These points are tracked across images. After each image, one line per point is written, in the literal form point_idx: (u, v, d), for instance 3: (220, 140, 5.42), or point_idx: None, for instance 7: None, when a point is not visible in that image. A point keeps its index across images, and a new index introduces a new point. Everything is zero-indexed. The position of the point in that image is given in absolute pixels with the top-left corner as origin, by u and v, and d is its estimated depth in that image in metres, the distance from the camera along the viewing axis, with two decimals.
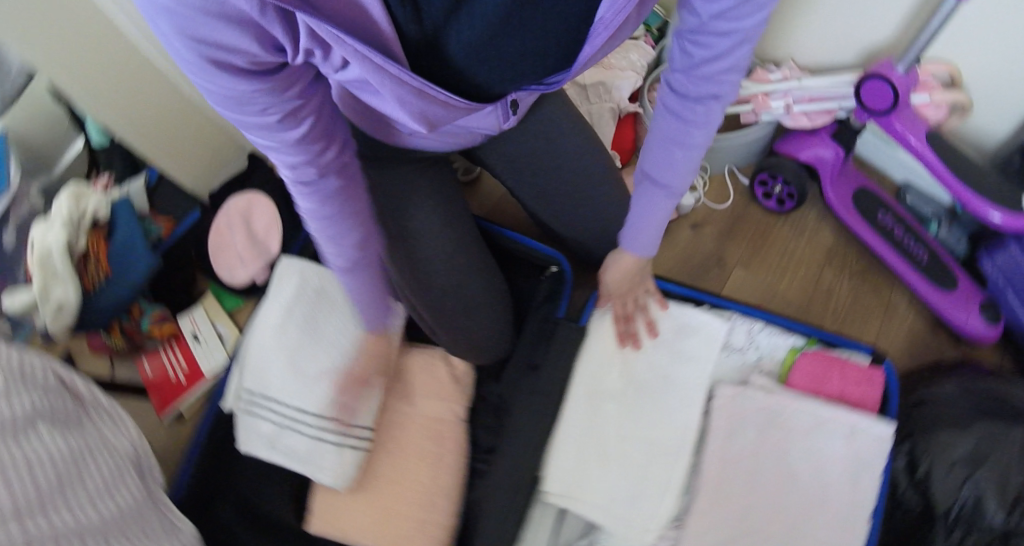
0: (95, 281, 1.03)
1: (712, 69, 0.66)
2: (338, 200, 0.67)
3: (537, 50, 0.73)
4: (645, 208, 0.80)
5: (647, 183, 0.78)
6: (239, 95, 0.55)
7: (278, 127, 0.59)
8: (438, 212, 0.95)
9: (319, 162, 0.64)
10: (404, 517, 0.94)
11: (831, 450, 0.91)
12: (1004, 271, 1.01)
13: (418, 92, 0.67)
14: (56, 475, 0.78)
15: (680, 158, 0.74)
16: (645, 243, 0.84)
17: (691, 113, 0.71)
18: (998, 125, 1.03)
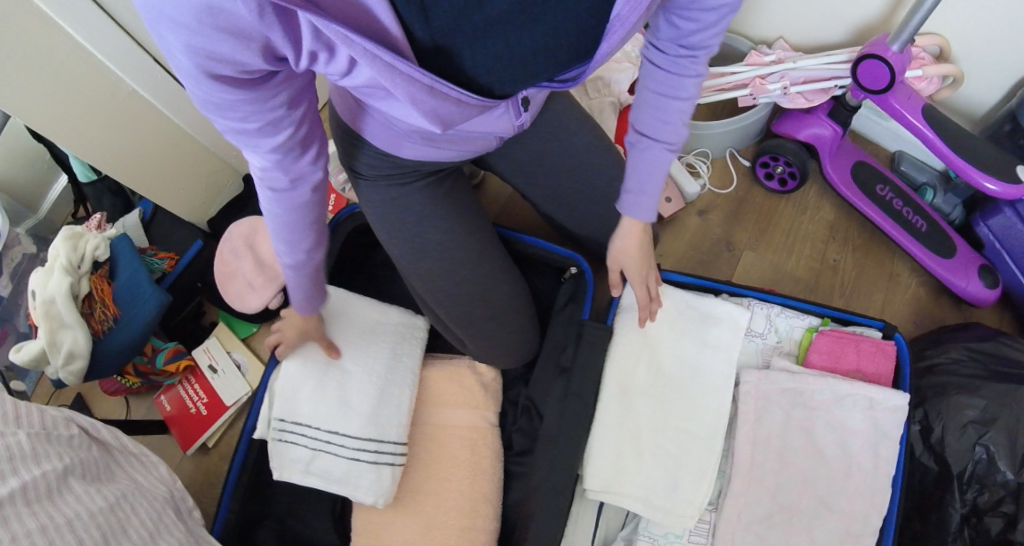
0: (104, 324, 1.01)
1: (700, 38, 0.70)
2: (301, 206, 0.68)
3: (554, 58, 0.68)
4: (638, 169, 0.80)
5: (641, 142, 0.79)
6: (224, 102, 0.53)
7: (258, 134, 0.57)
8: (459, 225, 0.95)
9: (293, 169, 0.63)
10: (448, 527, 0.95)
11: (853, 423, 0.94)
12: (999, 234, 1.04)
13: (431, 90, 0.61)
14: (100, 529, 0.76)
15: (673, 117, 0.77)
16: (646, 210, 0.83)
17: (681, 67, 0.73)
18: (987, 92, 1.05)
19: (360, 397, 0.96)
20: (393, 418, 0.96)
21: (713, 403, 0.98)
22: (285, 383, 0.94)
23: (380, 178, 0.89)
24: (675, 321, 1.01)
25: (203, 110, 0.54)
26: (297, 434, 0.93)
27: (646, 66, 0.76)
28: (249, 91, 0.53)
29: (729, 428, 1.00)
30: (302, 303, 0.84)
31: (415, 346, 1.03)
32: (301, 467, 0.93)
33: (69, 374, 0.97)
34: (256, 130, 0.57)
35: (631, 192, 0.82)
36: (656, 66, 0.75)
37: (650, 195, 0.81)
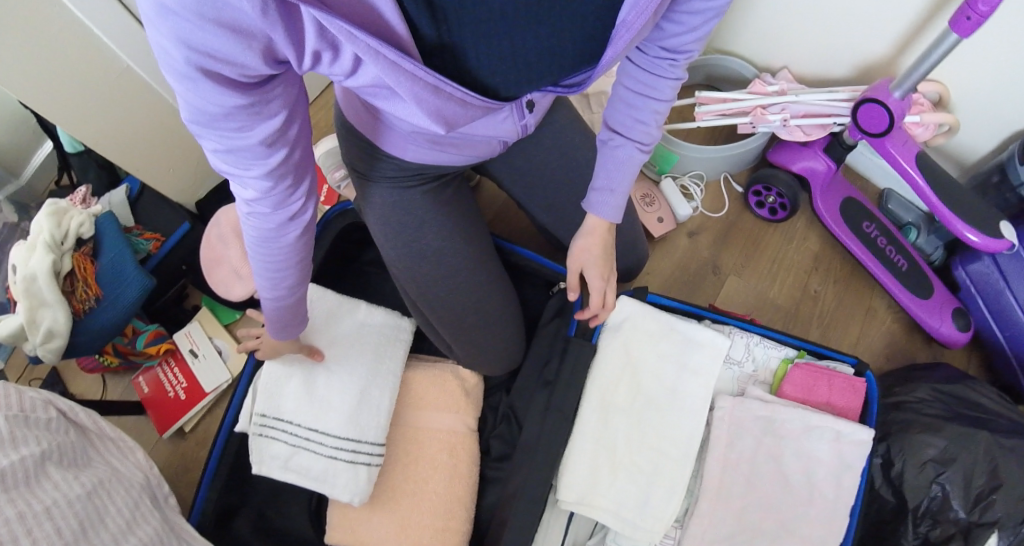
0: (86, 304, 0.98)
1: (680, 41, 0.73)
2: (285, 231, 0.65)
3: (560, 60, 0.66)
4: (608, 166, 0.82)
5: (613, 138, 0.81)
6: (219, 113, 0.50)
7: (249, 152, 0.55)
8: (459, 232, 0.95)
9: (281, 190, 0.60)
10: (423, 528, 0.97)
11: (820, 454, 0.98)
12: (976, 280, 1.08)
13: (435, 89, 0.59)
14: (78, 517, 0.76)
15: (646, 116, 0.78)
16: (611, 209, 0.83)
17: (661, 69, 0.75)
18: (978, 140, 1.07)
19: (343, 397, 0.97)
20: (375, 419, 0.98)
21: (687, 425, 1.01)
22: (269, 378, 0.96)
23: (384, 181, 0.90)
24: (658, 342, 1.04)
25: (194, 122, 0.51)
26: (275, 430, 0.95)
27: (626, 67, 0.78)
28: (245, 102, 0.51)
29: (701, 449, 1.02)
30: (277, 329, 0.81)
31: (401, 347, 1.04)
32: (279, 465, 0.94)
33: (47, 353, 0.95)
34: (247, 147, 0.55)
35: (597, 190, 0.83)
36: (637, 67, 0.77)
37: (616, 193, 0.81)
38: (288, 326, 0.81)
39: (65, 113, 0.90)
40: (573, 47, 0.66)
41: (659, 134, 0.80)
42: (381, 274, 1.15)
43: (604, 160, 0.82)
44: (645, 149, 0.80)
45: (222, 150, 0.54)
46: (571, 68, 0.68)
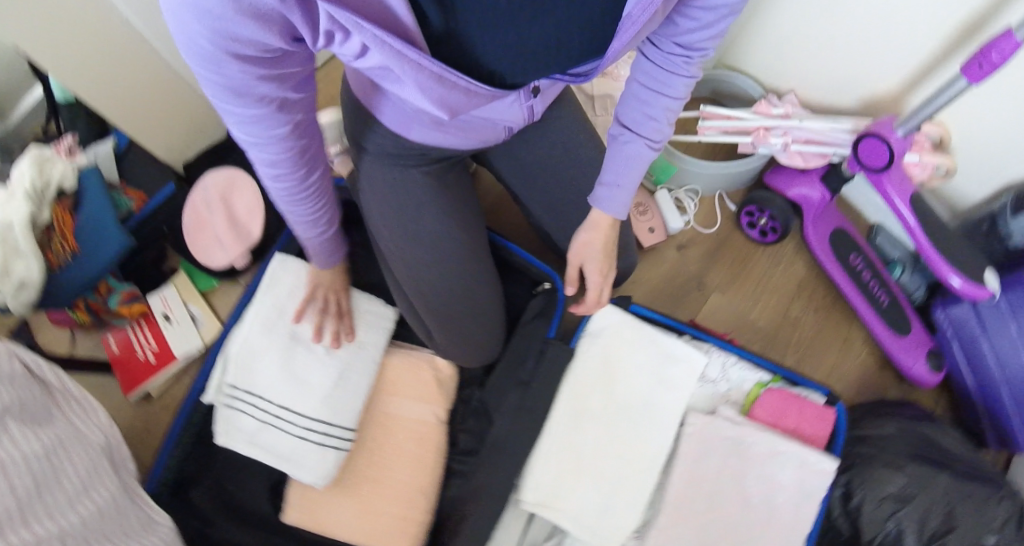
0: (61, 258, 0.96)
1: (694, 38, 0.69)
2: (310, 172, 0.67)
3: (566, 50, 0.64)
4: (617, 162, 0.78)
5: (622, 134, 0.77)
6: (243, 84, 0.52)
7: (267, 120, 0.57)
8: (455, 217, 0.93)
9: (300, 144, 0.63)
10: (383, 515, 0.97)
11: (783, 478, 0.98)
12: (953, 323, 1.08)
13: (439, 78, 0.57)
14: (34, 477, 0.75)
15: (659, 109, 0.74)
16: (617, 205, 0.80)
17: (675, 65, 0.71)
18: (972, 187, 1.08)
19: (320, 377, 0.96)
20: (348, 402, 0.96)
21: (655, 438, 1.01)
22: (247, 344, 0.95)
23: (385, 157, 0.87)
24: (636, 353, 1.04)
25: (219, 94, 0.53)
26: (247, 403, 0.94)
27: (639, 62, 0.74)
28: (265, 73, 0.53)
29: (667, 464, 1.03)
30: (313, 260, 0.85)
31: (380, 334, 1.02)
32: (247, 436, 0.94)
33: (17, 304, 0.92)
34: (266, 115, 0.57)
35: (603, 185, 0.79)
36: (650, 63, 0.73)
37: (623, 189, 0.78)
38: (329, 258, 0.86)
39: (56, 61, 0.87)
40: (580, 35, 0.63)
41: (670, 132, 0.76)
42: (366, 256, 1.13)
43: (612, 155, 0.78)
44: (655, 147, 0.76)
45: (241, 121, 0.56)
46: (578, 57, 0.66)
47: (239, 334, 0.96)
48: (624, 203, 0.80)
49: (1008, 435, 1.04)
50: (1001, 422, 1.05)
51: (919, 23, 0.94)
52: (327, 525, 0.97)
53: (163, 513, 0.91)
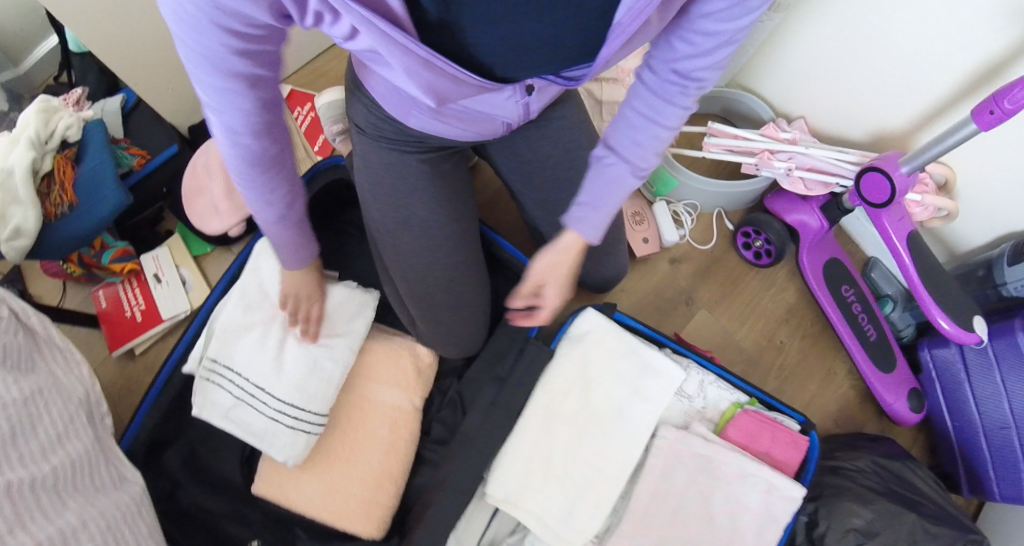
0: (59, 209, 0.96)
1: (692, 67, 0.68)
2: (280, 156, 0.65)
3: (558, 51, 0.64)
4: (598, 184, 0.75)
5: (608, 156, 0.75)
6: (222, 58, 0.52)
7: (239, 96, 0.56)
8: (446, 206, 0.92)
9: (274, 126, 0.62)
10: (349, 494, 0.98)
11: (748, 500, 0.98)
12: (938, 366, 1.09)
13: (427, 63, 0.58)
14: (9, 421, 0.76)
15: (649, 137, 0.73)
16: (590, 227, 0.77)
17: (670, 93, 0.71)
18: (973, 231, 1.07)
19: (292, 370, 0.96)
20: (322, 389, 0.97)
21: (626, 448, 1.01)
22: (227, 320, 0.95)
23: (381, 139, 0.87)
24: (616, 362, 1.05)
25: (195, 67, 0.52)
26: (222, 377, 0.95)
27: (635, 87, 0.74)
28: (244, 49, 0.52)
29: (635, 474, 1.03)
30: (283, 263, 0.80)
31: (359, 328, 1.01)
32: (217, 411, 0.94)
33: (11, 250, 0.92)
34: (239, 92, 0.55)
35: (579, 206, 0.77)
36: (646, 87, 0.72)
37: (601, 213, 0.76)
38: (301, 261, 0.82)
39: (69, 14, 0.88)
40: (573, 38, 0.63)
41: (657, 161, 0.75)
42: (359, 237, 1.14)
43: (595, 177, 0.76)
44: (639, 174, 0.75)
45: (213, 96, 0.55)
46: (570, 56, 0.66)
47: (222, 311, 0.96)
48: (597, 227, 0.77)
49: (981, 481, 1.04)
50: (975, 468, 1.05)
51: (933, 66, 0.94)
52: (292, 498, 0.97)
53: (134, 469, 0.92)
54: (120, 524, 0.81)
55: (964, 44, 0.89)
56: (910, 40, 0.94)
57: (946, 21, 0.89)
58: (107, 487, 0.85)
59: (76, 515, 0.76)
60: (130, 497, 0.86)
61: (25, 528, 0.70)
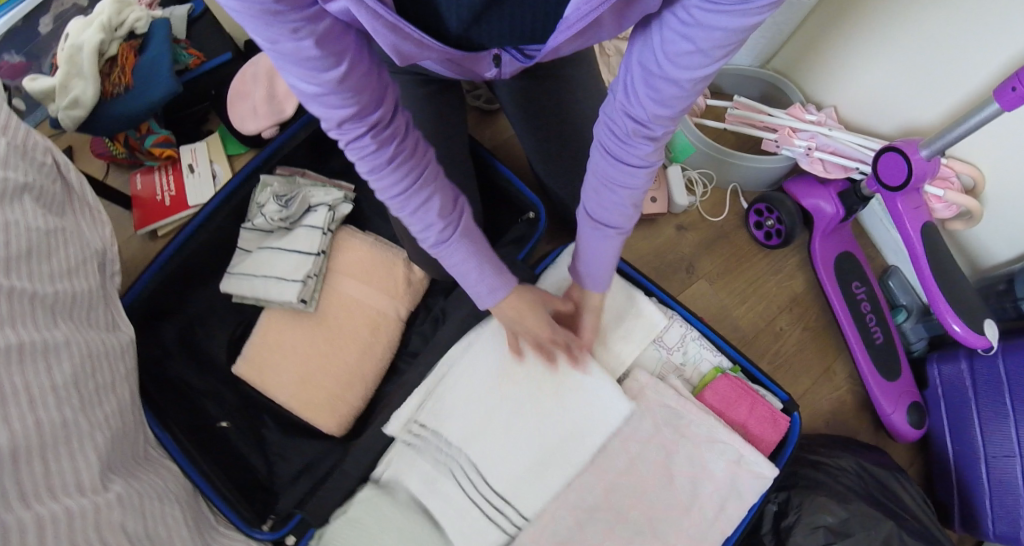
0: (116, 89, 1.06)
1: (650, 123, 0.71)
2: (386, 145, 0.64)
3: (521, 29, 0.75)
4: (590, 249, 0.84)
5: (593, 224, 0.82)
6: (273, 16, 0.51)
7: (317, 59, 0.55)
8: (437, 122, 0.93)
9: (360, 106, 0.61)
10: (320, 388, 1.02)
11: (712, 469, 0.93)
12: (945, 382, 1.03)
13: (394, 28, 0.60)
14: (27, 242, 0.85)
15: (622, 197, 0.77)
16: (599, 281, 0.86)
17: (631, 157, 0.74)
18: (997, 244, 1.01)
19: (556, 427, 0.94)
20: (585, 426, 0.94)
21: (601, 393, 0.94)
22: (479, 358, 0.97)
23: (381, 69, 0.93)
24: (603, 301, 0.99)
25: (262, 38, 0.53)
26: (432, 444, 0.96)
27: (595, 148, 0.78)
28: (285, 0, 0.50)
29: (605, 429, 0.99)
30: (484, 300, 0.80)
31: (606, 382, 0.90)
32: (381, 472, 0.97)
33: (68, 118, 1.02)
34: (316, 55, 0.55)
35: (589, 269, 0.86)
36: (608, 150, 0.76)
37: (603, 272, 0.85)
38: (485, 281, 0.78)
39: None
40: (529, 25, 0.74)
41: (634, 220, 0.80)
42: None
43: (587, 239, 0.84)
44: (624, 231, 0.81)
45: (295, 66, 0.56)
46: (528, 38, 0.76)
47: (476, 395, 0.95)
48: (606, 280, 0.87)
49: (974, 515, 0.95)
50: (969, 496, 0.96)
51: (941, 87, 0.97)
52: (267, 382, 1.03)
53: (130, 324, 0.99)
54: (102, 360, 0.88)
55: (951, 76, 0.95)
56: (896, 66, 1.01)
57: (931, 51, 0.96)
58: (101, 326, 0.92)
59: (64, 334, 0.84)
60: (118, 343, 0.93)
61: (14, 327, 0.78)
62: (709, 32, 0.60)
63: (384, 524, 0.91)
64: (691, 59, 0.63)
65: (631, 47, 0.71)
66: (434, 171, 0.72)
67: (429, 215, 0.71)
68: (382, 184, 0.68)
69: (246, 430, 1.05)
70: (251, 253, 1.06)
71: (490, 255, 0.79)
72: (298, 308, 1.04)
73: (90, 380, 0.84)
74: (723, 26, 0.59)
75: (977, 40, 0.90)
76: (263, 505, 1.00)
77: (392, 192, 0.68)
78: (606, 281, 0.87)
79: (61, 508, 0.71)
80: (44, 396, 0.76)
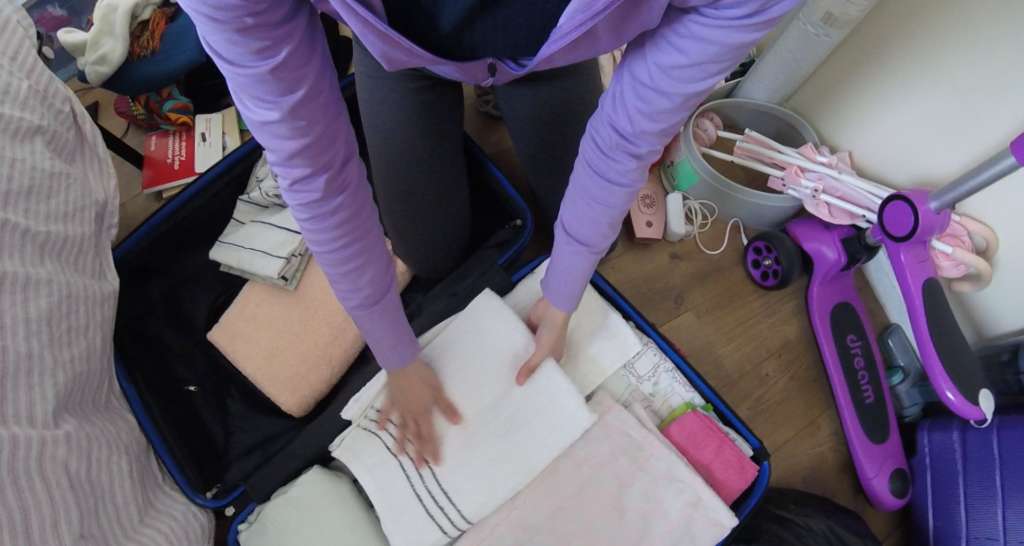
0: (143, 52, 1.09)
1: (636, 140, 0.67)
2: (328, 203, 0.62)
3: (515, 40, 0.68)
4: (561, 265, 0.79)
5: (566, 238, 0.77)
6: (230, 38, 0.48)
7: (270, 90, 0.52)
8: (432, 115, 0.91)
9: (312, 157, 0.58)
10: (286, 365, 1.03)
11: (668, 507, 0.89)
12: (934, 451, 0.96)
13: (384, 35, 0.58)
14: (30, 180, 0.88)
15: (599, 216, 0.73)
16: (565, 298, 0.82)
17: (612, 173, 0.70)
18: (1007, 313, 0.95)
19: (506, 438, 0.89)
20: (539, 444, 0.88)
21: (571, 410, 0.89)
22: (449, 343, 0.92)
23: (364, 75, 0.89)
24: (578, 317, 0.97)
25: (219, 54, 0.50)
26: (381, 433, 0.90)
27: (580, 159, 0.73)
28: (243, 27, 0.47)
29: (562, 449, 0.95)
30: (386, 354, 0.77)
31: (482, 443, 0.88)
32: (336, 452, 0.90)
33: (94, 73, 1.05)
34: (273, 76, 0.51)
35: (558, 283, 0.81)
36: (590, 165, 0.72)
37: (572, 290, 0.80)
38: (398, 350, 0.77)
39: None
40: (526, 33, 0.66)
41: (611, 239, 0.75)
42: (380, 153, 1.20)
43: (559, 255, 0.79)
44: (596, 252, 0.76)
45: (248, 88, 0.52)
46: (523, 48, 0.69)
47: None
48: (572, 298, 0.82)
49: None
50: None
51: (962, 142, 0.92)
52: (237, 353, 1.04)
53: (117, 276, 1.01)
54: (80, 304, 0.90)
55: (974, 128, 0.90)
56: (918, 114, 0.97)
57: (955, 100, 0.91)
58: (87, 272, 0.95)
59: (47, 273, 0.86)
60: (99, 291, 0.95)
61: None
62: (707, 44, 0.57)
63: (323, 506, 0.92)
64: (685, 72, 0.60)
65: (625, 59, 0.67)
66: (371, 229, 0.68)
67: (360, 279, 0.69)
68: (315, 234, 0.64)
69: (211, 399, 1.06)
70: (244, 224, 1.09)
71: (403, 326, 0.76)
72: (278, 285, 1.06)
73: (65, 320, 0.86)
74: (721, 36, 0.56)
75: (1006, 99, 0.85)
76: (212, 472, 1.00)
77: (326, 242, 0.65)
78: (574, 301, 0.83)
79: (6, 434, 0.71)
80: (15, 326, 0.78)
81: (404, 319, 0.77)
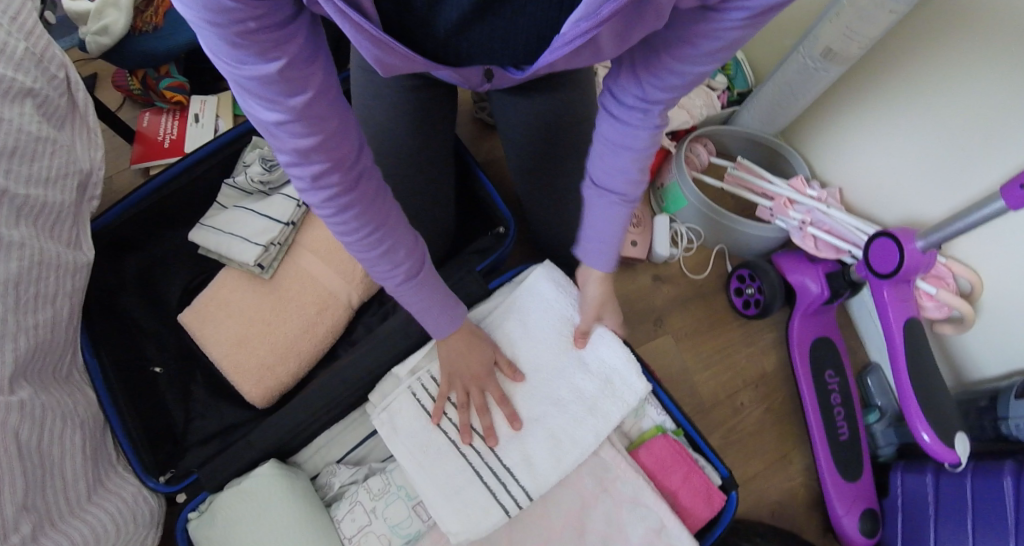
0: (145, 27, 1.09)
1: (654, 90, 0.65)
2: (348, 194, 0.61)
3: (513, 51, 0.66)
4: (594, 220, 0.76)
5: (597, 192, 0.74)
6: (236, 42, 0.47)
7: (279, 91, 0.51)
8: (423, 113, 0.91)
9: (326, 150, 0.57)
10: (253, 352, 1.01)
11: (631, 531, 0.86)
12: (906, 495, 0.93)
13: (379, 41, 0.55)
14: (15, 141, 0.87)
15: (629, 164, 0.70)
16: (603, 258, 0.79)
17: (634, 120, 0.68)
18: (988, 359, 0.94)
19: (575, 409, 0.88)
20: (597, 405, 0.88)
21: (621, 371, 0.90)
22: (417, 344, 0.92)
23: (360, 68, 0.90)
24: None
25: (221, 58, 0.48)
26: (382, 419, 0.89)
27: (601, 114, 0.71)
28: (246, 30, 0.46)
29: None
30: (427, 320, 0.77)
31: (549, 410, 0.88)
32: (370, 401, 0.94)
33: (95, 44, 1.04)
34: (280, 76, 0.50)
35: (591, 241, 0.77)
36: (611, 114, 0.70)
37: (608, 245, 0.77)
38: (442, 316, 0.77)
39: None
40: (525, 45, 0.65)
41: (644, 185, 0.72)
42: None
43: (590, 211, 0.76)
44: (631, 201, 0.74)
45: (255, 90, 0.51)
46: (522, 58, 0.67)
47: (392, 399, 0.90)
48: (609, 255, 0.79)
49: None
50: None
51: (953, 182, 0.92)
52: (206, 336, 1.02)
53: (93, 247, 1.00)
54: (51, 270, 0.88)
55: (968, 170, 0.90)
56: (911, 151, 0.97)
57: (950, 142, 0.91)
58: (62, 240, 0.93)
59: (21, 235, 0.84)
60: (72, 259, 0.93)
61: None
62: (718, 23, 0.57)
63: (275, 500, 0.88)
64: (697, 56, 0.60)
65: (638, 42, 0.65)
66: (392, 212, 0.67)
67: (396, 257, 0.68)
68: (339, 227, 0.64)
69: (176, 381, 1.04)
70: (226, 209, 1.08)
71: (442, 294, 0.76)
72: (254, 271, 1.04)
73: (33, 285, 0.84)
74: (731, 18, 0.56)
75: (1008, 149, 0.84)
76: (167, 457, 0.97)
77: (350, 232, 0.64)
78: (614, 258, 0.79)
79: None
80: None
81: (445, 285, 0.78)
